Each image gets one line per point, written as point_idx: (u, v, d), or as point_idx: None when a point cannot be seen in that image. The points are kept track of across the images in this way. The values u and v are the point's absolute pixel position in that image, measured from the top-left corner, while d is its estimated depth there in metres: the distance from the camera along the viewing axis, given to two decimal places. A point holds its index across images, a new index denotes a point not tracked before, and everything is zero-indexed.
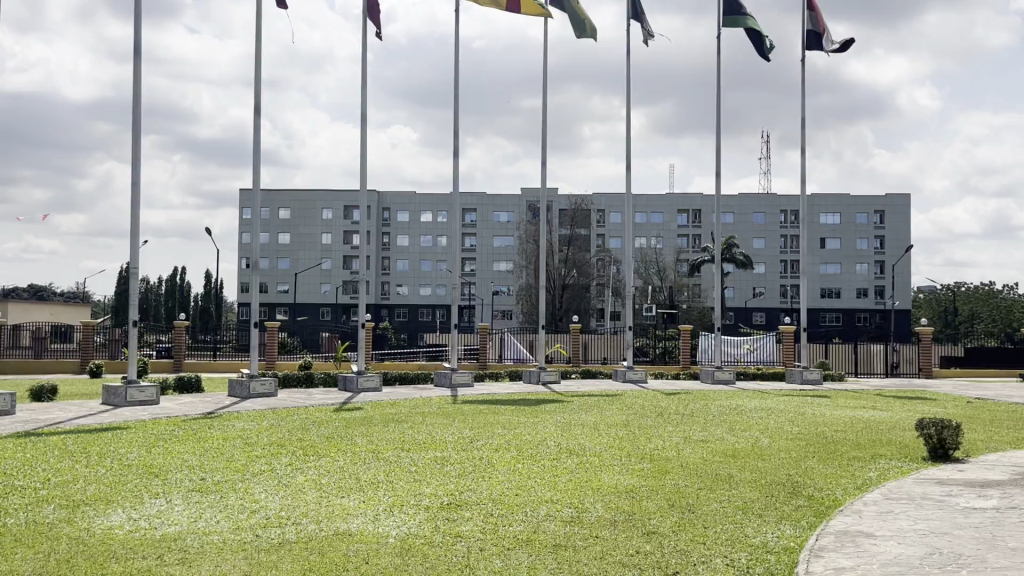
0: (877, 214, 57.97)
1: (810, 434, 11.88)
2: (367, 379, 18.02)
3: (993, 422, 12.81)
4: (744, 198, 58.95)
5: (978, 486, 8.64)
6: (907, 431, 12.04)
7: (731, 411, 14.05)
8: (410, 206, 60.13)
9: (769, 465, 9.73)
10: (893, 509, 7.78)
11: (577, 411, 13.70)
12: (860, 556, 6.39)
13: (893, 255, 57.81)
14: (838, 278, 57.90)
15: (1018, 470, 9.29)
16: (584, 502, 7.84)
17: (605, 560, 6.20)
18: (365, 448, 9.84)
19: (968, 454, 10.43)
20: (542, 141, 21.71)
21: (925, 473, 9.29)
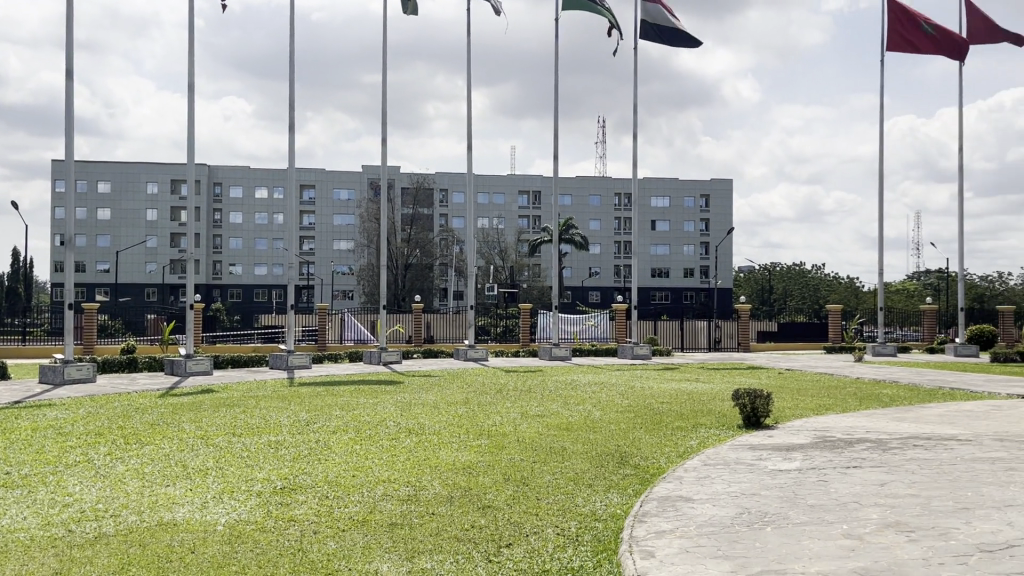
0: (702, 199, 61.34)
1: (638, 406, 12.52)
2: (196, 363, 17.30)
3: (799, 391, 13.99)
4: (582, 180, 60.79)
5: (785, 450, 9.44)
6: (724, 402, 12.94)
7: (566, 387, 14.55)
8: (243, 182, 57.69)
9: (600, 437, 10.15)
10: (710, 474, 8.38)
11: (417, 390, 13.73)
12: (678, 519, 6.83)
13: (717, 238, 61.53)
14: (667, 259, 61.10)
15: (818, 434, 10.22)
16: (422, 479, 7.91)
17: (440, 536, 6.30)
18: (193, 434, 9.42)
19: (777, 421, 11.33)
20: (382, 117, 21.50)
21: (739, 440, 10.01)
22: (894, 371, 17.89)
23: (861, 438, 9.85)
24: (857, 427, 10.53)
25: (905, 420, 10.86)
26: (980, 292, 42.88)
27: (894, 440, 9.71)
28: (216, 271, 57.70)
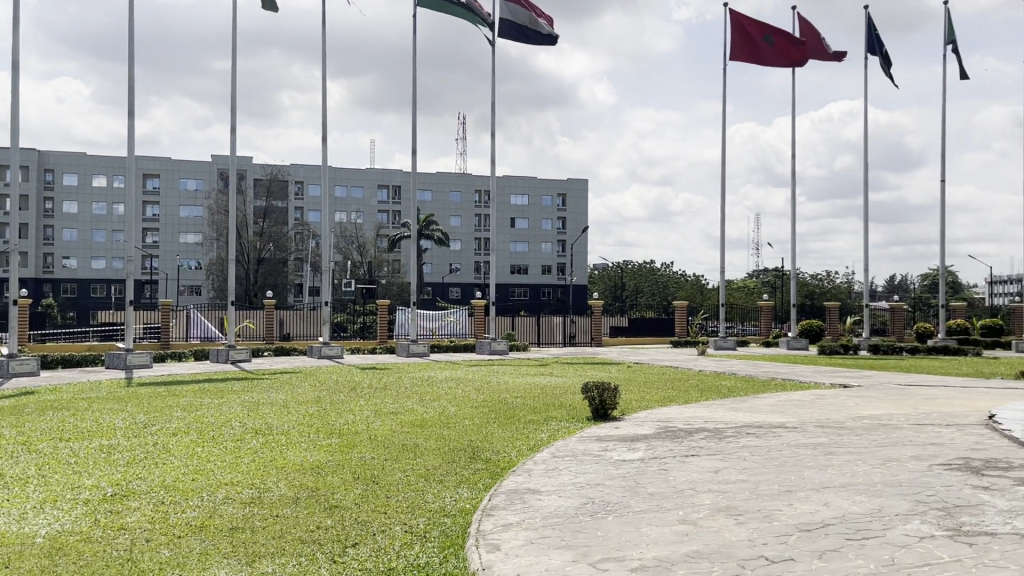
0: (560, 198, 62.73)
1: (493, 401, 12.65)
2: (21, 363, 16.05)
3: (647, 384, 14.58)
4: (441, 175, 60.72)
5: (629, 440, 9.81)
6: (575, 395, 13.30)
7: (422, 383, 14.51)
8: (79, 169, 53.92)
9: (453, 433, 10.18)
10: (558, 466, 8.59)
11: (267, 389, 13.30)
12: (525, 512, 6.96)
13: (573, 236, 63.11)
14: (526, 256, 62.12)
15: (661, 425, 10.69)
16: (267, 481, 7.67)
17: (283, 539, 6.14)
18: (14, 440, 8.72)
19: (624, 413, 11.76)
20: (231, 106, 20.70)
21: (587, 432, 10.32)
22: (732, 363, 18.97)
23: (699, 427, 10.40)
24: (696, 418, 11.10)
25: (740, 410, 11.56)
26: (811, 289, 46.24)
27: (729, 429, 10.31)
28: (47, 264, 53.87)
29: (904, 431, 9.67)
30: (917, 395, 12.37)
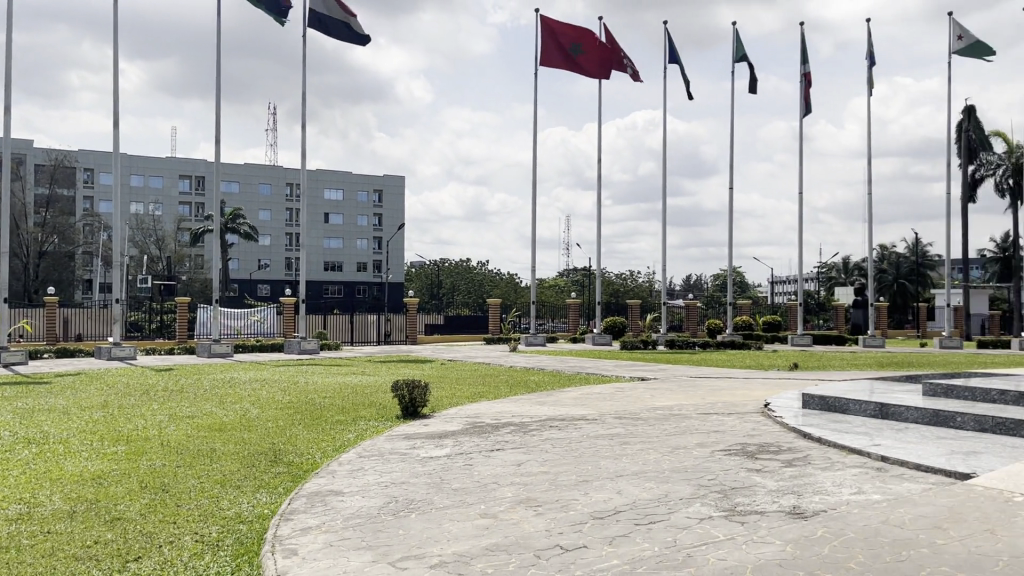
0: (375, 193, 62.07)
1: (299, 401, 12.29)
2: None
3: (458, 381, 14.72)
4: (250, 167, 58.25)
5: (437, 437, 9.85)
6: (386, 393, 13.19)
7: (223, 385, 13.84)
8: None
9: (254, 436, 9.78)
10: (363, 466, 8.47)
11: (45, 395, 12.16)
12: (325, 514, 6.82)
13: (389, 232, 62.65)
14: (340, 253, 60.96)
15: (469, 421, 10.82)
16: (39, 495, 7.01)
17: (54, 557, 5.64)
18: None
19: (434, 410, 11.79)
20: (6, 83, 18.80)
21: (395, 430, 10.25)
22: (540, 359, 19.58)
23: (505, 422, 10.64)
24: (502, 412, 11.34)
25: (546, 404, 11.94)
26: (616, 288, 48.66)
27: (534, 422, 10.62)
28: None
29: (693, 420, 10.38)
30: (706, 386, 13.33)
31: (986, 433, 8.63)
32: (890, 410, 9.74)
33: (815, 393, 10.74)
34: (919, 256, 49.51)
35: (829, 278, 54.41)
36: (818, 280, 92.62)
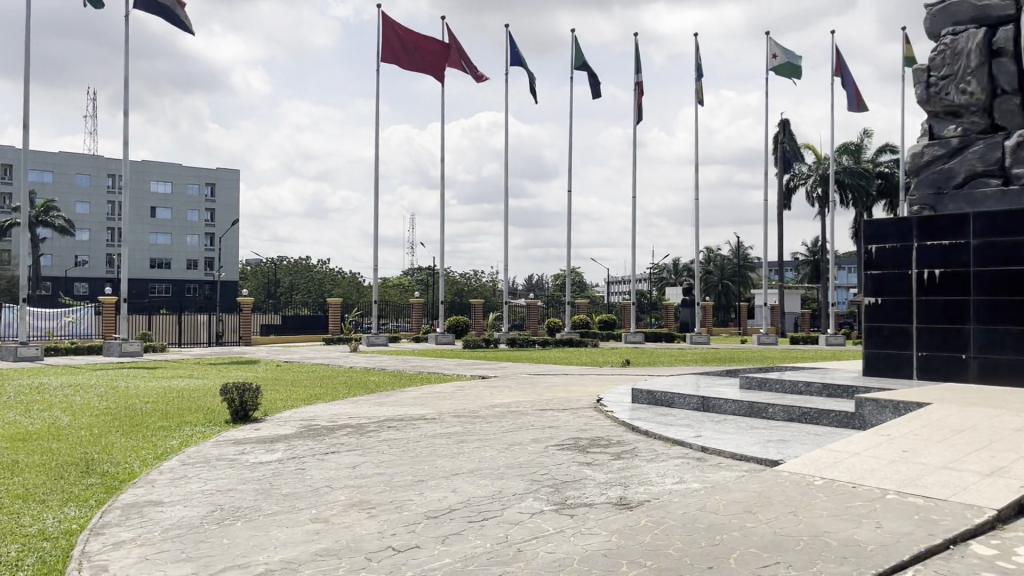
0: (208, 187, 59.24)
1: (117, 407, 11.51)
2: None
3: (294, 383, 14.28)
4: (65, 156, 54.02)
5: (268, 442, 9.50)
6: (215, 397, 12.59)
7: (31, 391, 12.73)
8: None
9: (63, 446, 9.05)
10: (186, 474, 8.04)
11: None
12: (142, 526, 6.41)
13: (223, 228, 59.98)
14: (168, 249, 57.74)
15: (303, 423, 10.52)
16: None
17: None
18: None
19: (266, 413, 11.37)
20: None
21: (223, 436, 9.79)
22: (380, 358, 19.34)
23: (341, 424, 10.42)
24: (339, 414, 11.11)
25: (384, 405, 11.81)
26: (459, 288, 48.94)
27: (371, 423, 10.46)
28: None
29: (529, 417, 10.58)
30: (543, 383, 13.64)
31: (794, 422, 9.34)
32: (710, 403, 10.34)
33: (643, 388, 11.23)
34: (741, 258, 52.96)
35: (661, 279, 57.16)
36: (648, 280, 97.21)
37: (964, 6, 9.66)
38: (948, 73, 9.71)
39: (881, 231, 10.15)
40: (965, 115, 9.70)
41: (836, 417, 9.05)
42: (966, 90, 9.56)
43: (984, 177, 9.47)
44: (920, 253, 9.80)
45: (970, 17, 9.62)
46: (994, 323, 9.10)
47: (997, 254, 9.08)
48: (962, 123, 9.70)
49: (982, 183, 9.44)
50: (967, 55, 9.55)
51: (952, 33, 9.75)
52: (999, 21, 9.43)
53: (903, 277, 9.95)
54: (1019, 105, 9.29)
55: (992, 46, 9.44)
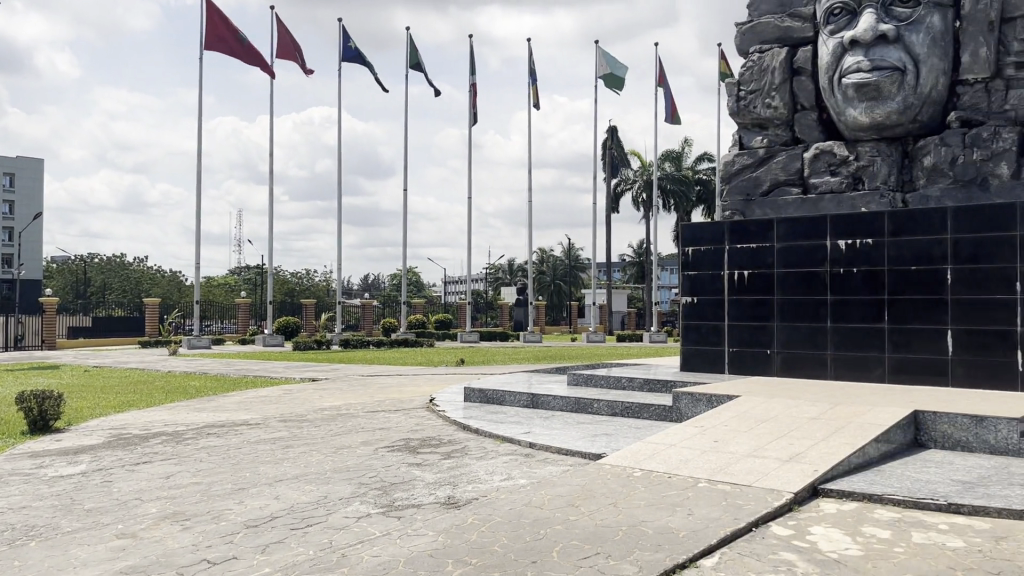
0: (6, 177, 54.17)
1: None
2: None
3: (104, 389, 13.29)
4: None
5: (71, 453, 8.77)
6: (11, 407, 11.49)
7: None
8: None
9: None
10: None
11: None
12: None
13: (24, 221, 55.02)
14: None
15: (112, 433, 9.81)
16: None
17: None
18: None
19: (69, 423, 10.50)
20: None
21: (18, 449, 8.94)
22: (202, 362, 18.40)
23: (156, 432, 9.80)
24: (154, 422, 10.44)
25: (205, 410, 11.23)
26: (290, 287, 47.42)
27: (189, 431, 9.91)
28: None
29: (359, 419, 10.39)
30: (374, 384, 13.45)
31: (618, 417, 9.72)
32: (539, 400, 10.57)
33: (475, 387, 11.32)
34: (573, 259, 54.64)
35: (496, 279, 57.93)
36: (482, 281, 98.45)
37: (769, 27, 10.39)
38: (756, 88, 10.43)
39: (697, 235, 10.75)
40: (770, 127, 10.45)
41: (655, 410, 9.49)
42: (771, 105, 10.30)
43: (787, 186, 10.25)
44: (731, 255, 10.47)
45: (775, 37, 10.36)
46: (795, 320, 9.87)
47: (798, 257, 9.86)
48: (768, 135, 10.44)
49: (785, 191, 10.21)
50: (772, 71, 10.29)
51: (759, 50, 10.47)
52: (799, 42, 10.22)
53: (717, 277, 10.60)
54: (815, 120, 10.11)
55: (793, 64, 10.22)
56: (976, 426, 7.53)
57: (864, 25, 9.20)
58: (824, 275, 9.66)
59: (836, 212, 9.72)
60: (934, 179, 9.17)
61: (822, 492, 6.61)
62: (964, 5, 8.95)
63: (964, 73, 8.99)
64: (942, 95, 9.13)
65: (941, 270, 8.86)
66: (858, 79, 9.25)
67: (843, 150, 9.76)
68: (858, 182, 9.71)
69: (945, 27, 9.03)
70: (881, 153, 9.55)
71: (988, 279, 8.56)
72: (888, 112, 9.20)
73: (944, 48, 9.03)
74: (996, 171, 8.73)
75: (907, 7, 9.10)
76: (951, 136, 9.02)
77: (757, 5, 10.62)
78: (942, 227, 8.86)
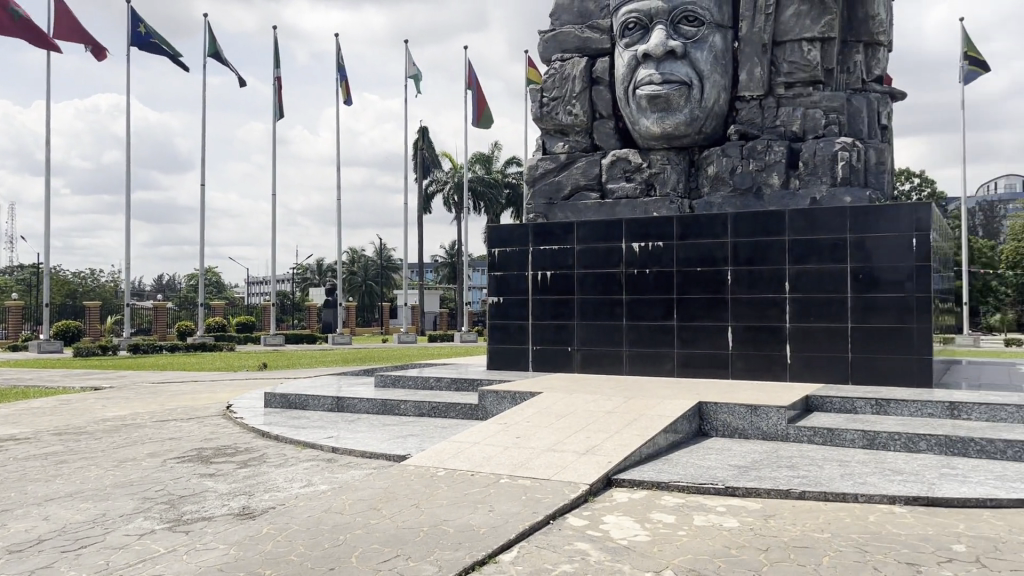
0: None
1: None
2: None
3: None
4: None
5: None
6: None
7: None
8: None
9: None
10: None
11: None
12: None
13: None
14: None
15: None
16: None
17: None
18: None
19: None
20: None
21: None
22: None
23: None
24: None
25: None
26: (73, 289, 43.54)
27: None
28: None
29: (147, 429, 9.70)
30: (166, 392, 12.62)
31: (424, 417, 9.70)
32: (344, 403, 10.33)
33: (277, 392, 10.90)
34: (384, 260, 54.17)
35: (305, 281, 56.27)
36: (289, 280, 95.35)
37: (570, 36, 10.76)
38: (557, 95, 10.76)
39: (501, 236, 10.93)
40: (571, 133, 10.83)
41: (461, 409, 9.56)
42: (571, 112, 10.67)
43: (586, 191, 10.66)
44: (535, 256, 10.74)
45: (575, 46, 10.74)
46: (595, 319, 10.29)
47: (596, 258, 10.30)
48: (569, 141, 10.81)
49: (585, 196, 10.62)
50: (573, 80, 10.66)
51: (560, 58, 10.81)
52: (597, 53, 10.66)
53: (521, 277, 10.84)
54: (612, 128, 10.60)
55: (592, 74, 10.65)
56: (751, 414, 8.19)
57: (655, 40, 9.72)
58: (621, 275, 10.15)
59: (631, 216, 10.22)
60: (717, 187, 9.87)
61: (614, 482, 6.92)
62: (741, 26, 9.70)
63: (741, 89, 9.74)
64: (723, 109, 9.84)
65: (722, 271, 9.56)
66: (649, 90, 9.79)
67: (637, 157, 10.27)
68: (651, 189, 10.27)
69: (726, 47, 9.75)
70: (670, 161, 10.16)
71: (762, 279, 9.35)
72: (676, 123, 9.80)
73: (725, 66, 9.75)
74: (769, 181, 9.54)
75: (693, 26, 9.71)
76: (731, 148, 9.75)
77: (558, 14, 10.97)
78: (724, 231, 9.57)
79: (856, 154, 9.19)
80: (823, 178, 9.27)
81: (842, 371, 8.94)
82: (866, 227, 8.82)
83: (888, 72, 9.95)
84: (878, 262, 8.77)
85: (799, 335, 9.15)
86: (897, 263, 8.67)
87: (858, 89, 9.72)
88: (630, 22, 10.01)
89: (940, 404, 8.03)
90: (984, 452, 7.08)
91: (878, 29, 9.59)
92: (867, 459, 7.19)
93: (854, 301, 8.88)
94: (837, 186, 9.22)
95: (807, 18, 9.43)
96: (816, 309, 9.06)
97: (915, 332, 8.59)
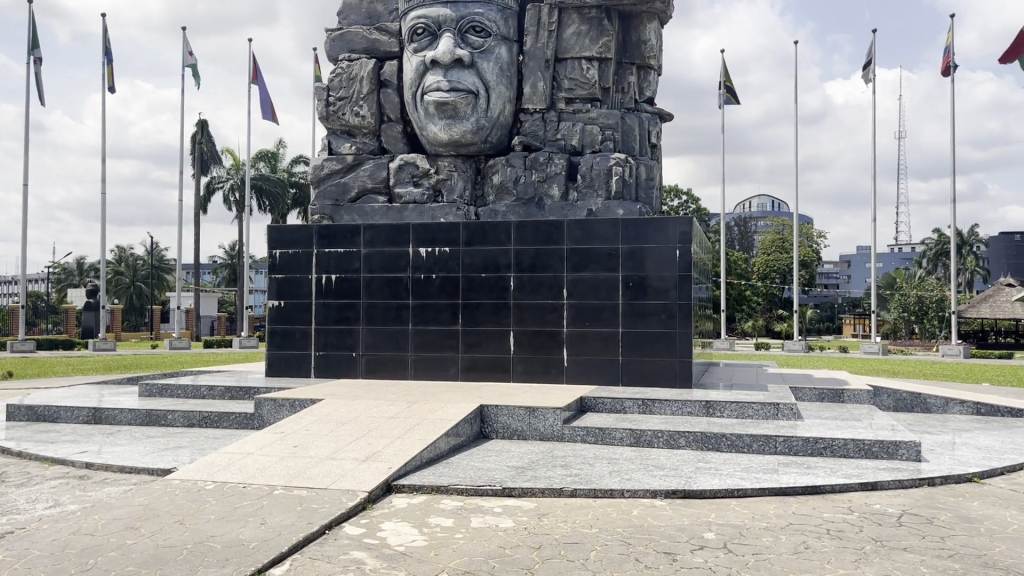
0: None
1: None
2: None
3: None
4: None
5: None
6: None
7: None
8: None
9: None
10: None
11: None
12: None
13: None
14: None
15: None
16: None
17: None
18: None
19: None
20: None
21: None
22: None
23: None
24: None
25: None
26: None
27: None
28: None
29: None
30: None
31: (195, 428, 9.13)
32: (103, 414, 9.50)
33: (21, 404, 9.82)
34: (155, 260, 50.45)
35: (62, 281, 51.27)
36: (41, 280, 86.23)
37: (358, 36, 10.59)
38: (345, 95, 10.55)
39: (284, 237, 10.50)
40: (357, 134, 10.65)
41: (236, 419, 9.10)
42: (359, 113, 10.50)
43: (373, 194, 10.52)
44: (319, 258, 10.44)
45: (362, 47, 10.59)
46: (381, 324, 10.18)
47: (382, 262, 10.20)
48: (355, 142, 10.61)
49: (371, 199, 10.48)
50: (360, 80, 10.49)
51: (348, 58, 10.61)
52: (385, 55, 10.58)
53: (304, 280, 10.48)
54: (400, 132, 10.55)
55: (380, 77, 10.56)
56: (530, 416, 8.45)
57: (442, 47, 9.82)
58: (406, 280, 10.13)
59: (418, 221, 10.20)
60: (501, 196, 10.10)
61: (394, 488, 6.85)
62: (525, 41, 10.04)
63: (526, 102, 10.07)
64: (508, 120, 10.11)
65: (505, 278, 9.82)
66: (437, 97, 9.86)
67: (425, 163, 10.29)
68: (438, 195, 10.32)
69: (511, 59, 10.03)
70: (457, 167, 10.27)
71: (543, 285, 9.69)
72: (462, 131, 9.93)
73: (510, 78, 10.03)
74: (549, 192, 9.90)
75: (480, 36, 9.90)
76: (514, 157, 10.01)
77: (346, 14, 10.79)
78: (507, 238, 9.81)
79: (628, 169, 9.78)
80: (599, 191, 9.75)
81: (613, 373, 9.45)
82: (636, 237, 9.41)
83: (658, 94, 10.69)
84: (646, 272, 9.38)
85: (576, 339, 9.57)
86: (664, 272, 9.33)
87: (631, 108, 10.35)
88: (419, 28, 10.03)
89: (697, 403, 8.70)
90: (735, 446, 7.77)
91: (648, 53, 10.25)
92: (633, 456, 7.65)
93: (624, 308, 9.43)
94: (611, 199, 9.72)
95: (586, 38, 9.92)
96: (589, 314, 9.53)
97: (676, 336, 9.29)
